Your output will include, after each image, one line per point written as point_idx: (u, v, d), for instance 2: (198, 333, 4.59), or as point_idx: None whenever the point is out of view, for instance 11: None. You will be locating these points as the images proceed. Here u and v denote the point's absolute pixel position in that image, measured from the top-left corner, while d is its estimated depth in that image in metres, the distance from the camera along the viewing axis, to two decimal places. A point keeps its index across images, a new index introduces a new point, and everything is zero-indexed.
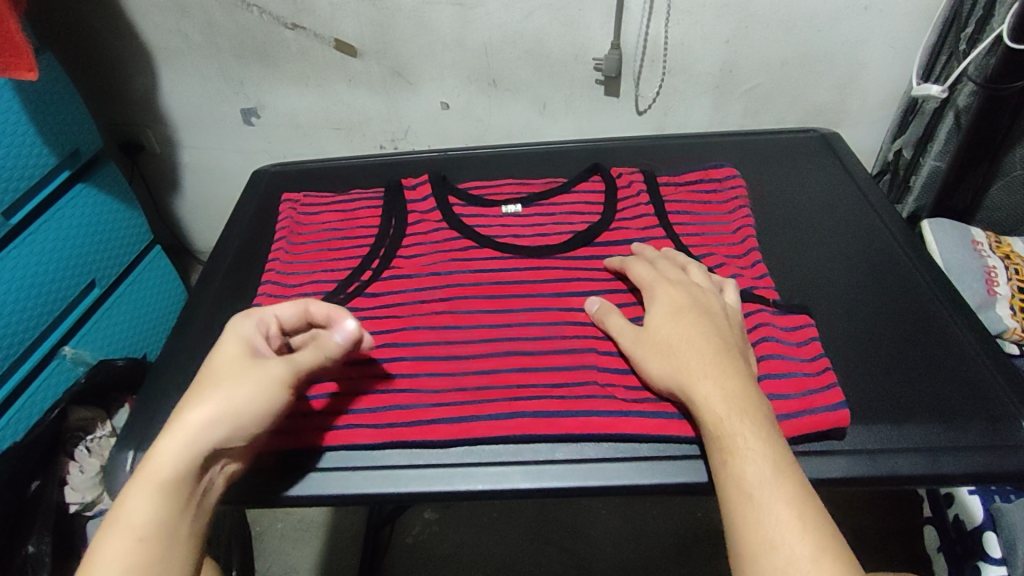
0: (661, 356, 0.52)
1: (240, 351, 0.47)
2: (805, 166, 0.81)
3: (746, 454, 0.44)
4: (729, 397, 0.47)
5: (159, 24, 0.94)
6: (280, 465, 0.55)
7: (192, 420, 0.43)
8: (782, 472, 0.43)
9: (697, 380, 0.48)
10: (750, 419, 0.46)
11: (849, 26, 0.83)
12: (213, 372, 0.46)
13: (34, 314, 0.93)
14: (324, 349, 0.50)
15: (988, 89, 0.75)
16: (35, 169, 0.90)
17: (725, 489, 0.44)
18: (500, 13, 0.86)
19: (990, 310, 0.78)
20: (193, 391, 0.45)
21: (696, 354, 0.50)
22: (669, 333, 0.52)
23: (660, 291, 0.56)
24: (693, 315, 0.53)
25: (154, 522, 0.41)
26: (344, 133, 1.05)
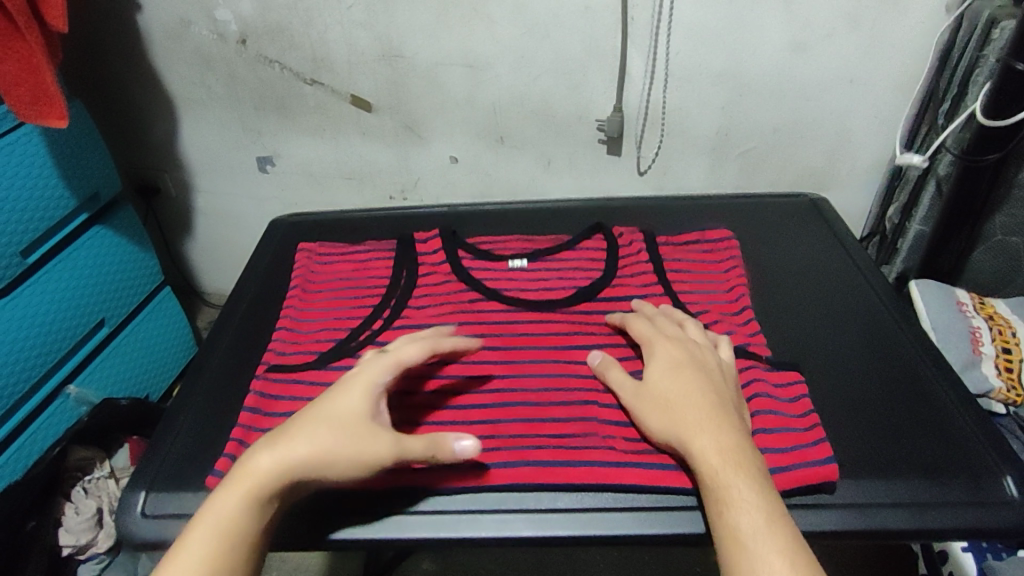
0: (659, 410, 0.54)
1: (364, 405, 0.51)
2: (797, 228, 0.84)
3: (741, 506, 0.46)
4: (725, 451, 0.49)
5: (184, 76, 0.99)
6: (304, 510, 0.57)
7: (292, 443, 0.48)
8: (777, 522, 0.45)
9: (694, 433, 0.51)
10: (745, 474, 0.48)
11: (838, 97, 0.89)
12: (331, 410, 0.50)
13: (41, 352, 0.95)
14: (437, 445, 0.52)
15: (967, 159, 0.80)
16: (55, 210, 0.93)
17: (721, 541, 0.46)
18: (509, 75, 0.92)
19: (976, 369, 0.81)
20: (312, 422, 0.49)
21: (694, 408, 0.52)
22: (668, 387, 0.55)
23: (659, 346, 0.59)
24: (691, 370, 0.56)
25: (240, 524, 0.45)
26: (356, 183, 1.09)
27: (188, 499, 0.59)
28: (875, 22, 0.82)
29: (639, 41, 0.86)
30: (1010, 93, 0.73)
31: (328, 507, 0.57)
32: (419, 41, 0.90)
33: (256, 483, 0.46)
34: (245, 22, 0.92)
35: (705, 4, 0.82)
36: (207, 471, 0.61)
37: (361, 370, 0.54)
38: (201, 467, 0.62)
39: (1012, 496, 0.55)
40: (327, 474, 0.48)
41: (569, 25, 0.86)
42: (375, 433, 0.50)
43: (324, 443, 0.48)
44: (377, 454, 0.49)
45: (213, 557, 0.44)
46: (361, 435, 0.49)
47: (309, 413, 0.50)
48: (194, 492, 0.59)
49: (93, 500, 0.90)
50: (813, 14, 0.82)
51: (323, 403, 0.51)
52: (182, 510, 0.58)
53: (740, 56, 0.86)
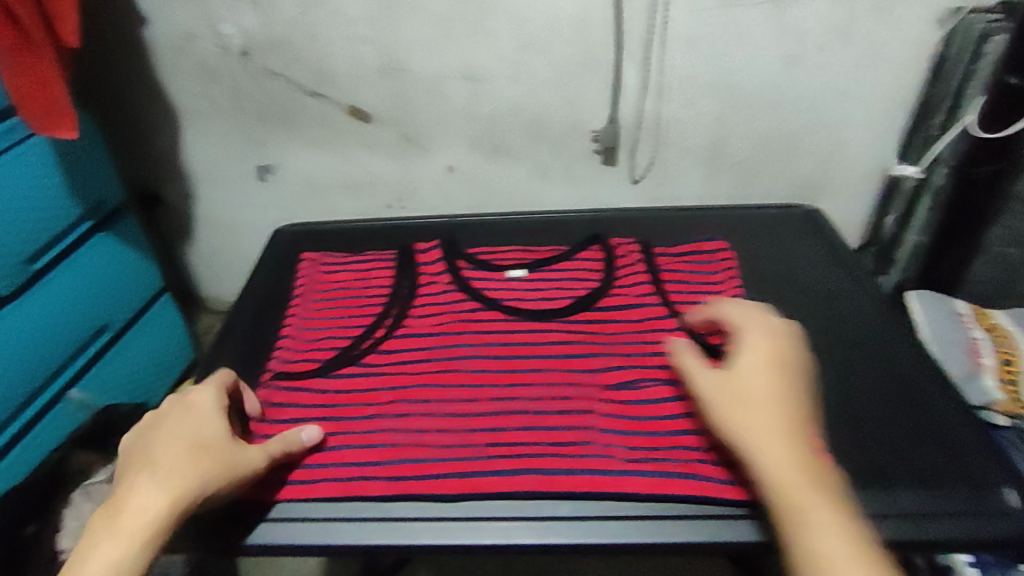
0: (734, 398, 0.49)
1: (219, 422, 0.54)
2: (794, 238, 0.85)
3: (819, 531, 0.41)
4: (800, 467, 0.44)
5: (189, 88, 1.00)
6: (231, 514, 0.57)
7: (170, 476, 0.48)
8: (864, 554, 0.40)
9: (761, 441, 0.46)
10: (824, 495, 0.43)
11: (834, 109, 0.89)
12: (192, 440, 0.51)
13: (42, 360, 0.95)
14: (289, 440, 0.58)
15: (960, 171, 0.80)
16: (59, 219, 0.93)
17: (797, 557, 0.41)
18: (507, 87, 0.92)
19: (977, 381, 0.80)
20: (181, 456, 0.49)
21: (769, 410, 0.47)
22: (743, 385, 0.50)
23: (742, 339, 0.54)
24: (773, 371, 0.50)
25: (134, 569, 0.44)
26: (356, 194, 1.09)
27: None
28: (871, 35, 0.83)
29: (636, 53, 0.87)
30: (1006, 106, 0.73)
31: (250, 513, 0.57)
32: (420, 55, 0.91)
33: (142, 523, 0.45)
34: (249, 35, 0.93)
35: (702, 18, 0.83)
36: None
37: (196, 392, 0.56)
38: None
39: (1012, 506, 0.55)
40: (211, 499, 0.49)
41: (566, 38, 0.87)
42: (236, 451, 0.52)
43: (206, 471, 0.49)
44: (250, 466, 0.53)
45: None
46: (232, 452, 0.52)
47: (165, 448, 0.50)
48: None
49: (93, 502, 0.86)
50: (809, 28, 0.83)
51: (172, 429, 0.51)
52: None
53: (736, 69, 0.87)
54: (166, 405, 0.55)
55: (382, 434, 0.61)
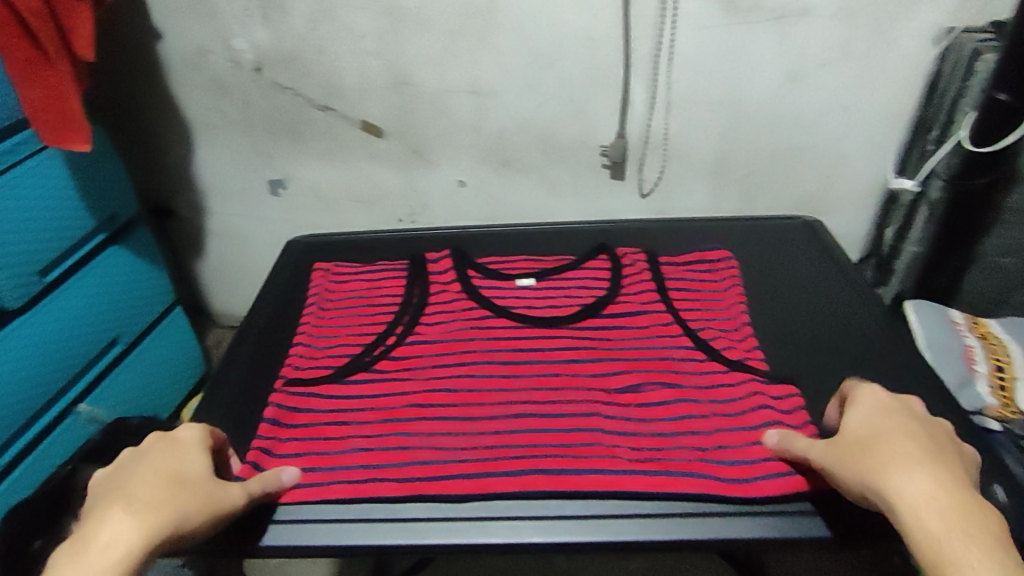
0: (856, 461, 0.49)
1: (201, 462, 0.54)
2: (795, 248, 0.86)
3: (967, 552, 0.40)
4: (937, 514, 0.43)
5: (200, 102, 1.03)
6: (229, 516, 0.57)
7: (144, 498, 0.47)
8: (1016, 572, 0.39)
9: (893, 475, 0.46)
10: (975, 547, 0.40)
11: (833, 124, 0.92)
12: (166, 477, 0.50)
13: (53, 371, 0.96)
14: (268, 480, 0.57)
15: (957, 183, 0.83)
16: (72, 231, 0.95)
17: None
18: (515, 102, 0.95)
19: (970, 388, 0.82)
20: (154, 488, 0.49)
21: (891, 468, 0.46)
22: (868, 434, 0.51)
23: (857, 398, 0.56)
24: (897, 422, 0.51)
25: None
26: (366, 205, 1.11)
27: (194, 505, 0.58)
28: (867, 52, 0.85)
29: (642, 70, 0.89)
30: (991, 123, 0.75)
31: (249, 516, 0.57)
32: (427, 70, 0.94)
33: (109, 542, 0.44)
34: (260, 50, 0.96)
35: (704, 35, 0.86)
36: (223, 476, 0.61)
37: (183, 434, 0.57)
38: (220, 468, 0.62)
39: (1001, 501, 0.57)
40: (184, 529, 0.48)
41: (573, 55, 0.89)
42: (213, 491, 0.52)
43: (180, 505, 0.48)
44: (227, 502, 0.52)
45: None
46: (211, 487, 0.52)
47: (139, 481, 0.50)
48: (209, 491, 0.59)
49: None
50: (807, 46, 0.86)
51: (153, 463, 0.52)
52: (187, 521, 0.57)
53: (738, 85, 0.90)
54: (147, 444, 0.55)
55: (395, 437, 0.63)
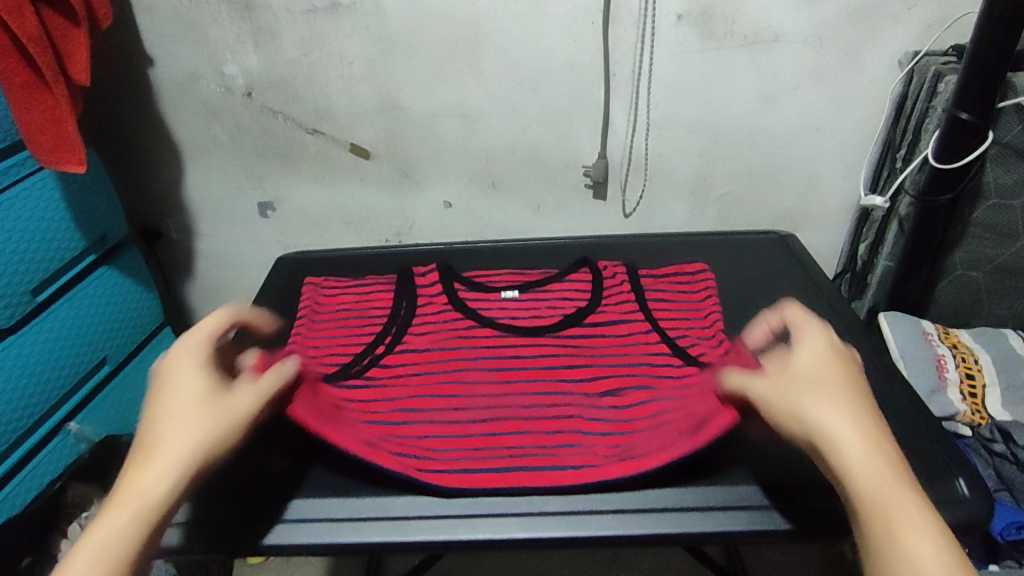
0: (800, 390, 0.49)
1: (207, 379, 0.52)
2: (769, 262, 0.90)
3: (912, 524, 0.41)
4: (873, 455, 0.44)
5: (192, 126, 1.05)
6: (221, 512, 0.58)
7: (168, 448, 0.46)
8: (952, 545, 0.41)
9: (834, 410, 0.47)
10: (902, 491, 0.43)
11: (806, 144, 0.96)
12: (182, 400, 0.50)
13: (44, 390, 0.97)
14: (277, 378, 0.57)
15: (923, 201, 0.85)
16: (64, 251, 0.97)
17: (881, 553, 0.41)
18: (500, 124, 0.98)
19: (942, 395, 0.86)
20: (176, 417, 0.48)
21: (834, 403, 0.47)
22: (813, 369, 0.51)
23: (807, 336, 0.55)
24: (840, 359, 0.52)
25: (134, 538, 0.43)
26: (354, 227, 1.14)
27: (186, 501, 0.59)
28: (836, 75, 0.89)
29: (623, 94, 0.93)
30: (957, 141, 0.79)
31: (247, 512, 0.59)
32: (414, 94, 0.97)
33: (146, 496, 0.44)
34: (252, 75, 0.98)
35: (681, 60, 0.89)
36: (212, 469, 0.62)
37: (179, 354, 0.54)
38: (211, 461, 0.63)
39: (962, 495, 0.59)
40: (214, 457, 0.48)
41: (557, 79, 0.93)
42: (237, 400, 0.51)
43: (206, 426, 0.48)
44: (245, 412, 0.51)
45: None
46: (225, 405, 0.50)
47: (159, 410, 0.49)
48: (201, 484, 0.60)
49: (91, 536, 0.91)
50: (780, 69, 0.89)
51: (163, 400, 0.50)
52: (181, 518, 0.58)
53: (715, 107, 0.93)
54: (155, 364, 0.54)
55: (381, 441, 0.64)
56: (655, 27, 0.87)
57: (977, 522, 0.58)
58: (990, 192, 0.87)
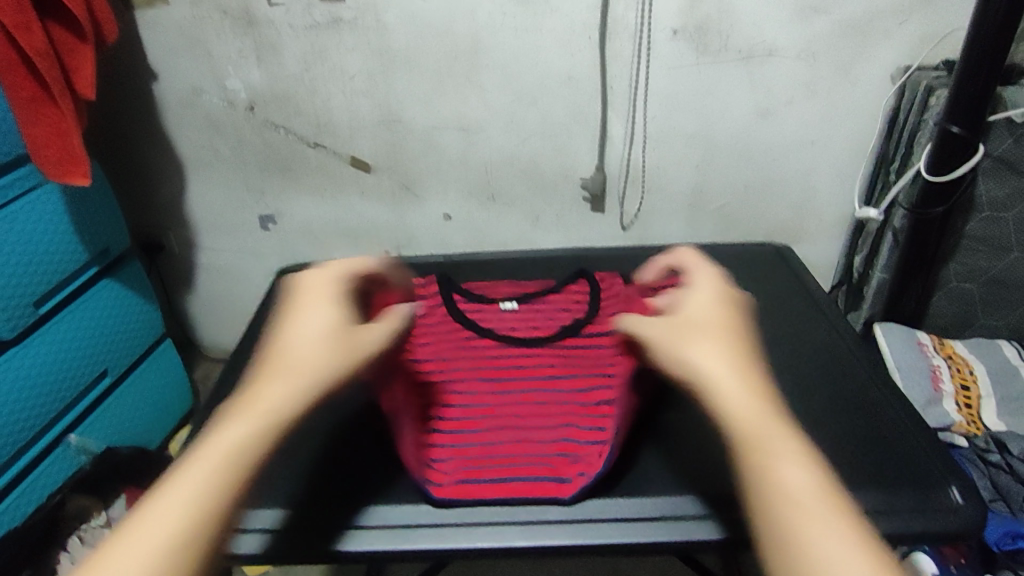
0: (685, 332, 0.42)
1: (342, 308, 0.46)
2: (765, 275, 0.91)
3: (789, 464, 0.35)
4: (754, 398, 0.37)
5: (194, 140, 1.06)
6: (304, 519, 0.60)
7: (306, 367, 0.41)
8: (831, 485, 0.35)
9: (708, 350, 0.40)
10: (786, 436, 0.36)
11: (801, 158, 0.97)
12: (308, 325, 0.44)
13: (45, 401, 0.97)
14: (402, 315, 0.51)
15: (916, 213, 0.86)
16: (67, 264, 0.98)
17: (766, 511, 0.34)
18: (499, 138, 0.99)
19: (938, 406, 0.87)
20: (298, 343, 0.42)
21: (716, 342, 0.40)
22: (697, 308, 0.44)
23: (699, 280, 0.47)
24: (731, 301, 0.45)
25: (234, 467, 0.36)
26: (354, 240, 1.15)
27: (271, 508, 0.61)
28: (830, 90, 0.91)
29: (620, 107, 0.94)
30: (947, 154, 0.80)
31: (326, 518, 0.60)
32: (414, 108, 0.98)
33: (276, 416, 0.39)
34: (254, 90, 1.00)
35: (677, 74, 0.91)
36: (289, 477, 0.64)
37: (313, 279, 0.48)
38: (293, 468, 0.65)
39: (956, 502, 0.60)
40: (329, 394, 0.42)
41: (555, 93, 0.94)
42: (365, 333, 0.45)
43: (331, 357, 0.42)
44: (369, 349, 0.45)
45: (193, 514, 0.34)
46: (358, 338, 0.45)
47: (287, 333, 0.43)
48: (286, 491, 0.62)
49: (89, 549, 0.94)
50: (774, 84, 0.91)
51: (302, 318, 0.44)
52: (265, 526, 0.60)
53: (711, 121, 0.94)
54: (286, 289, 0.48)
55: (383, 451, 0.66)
56: (651, 42, 0.88)
57: (970, 531, 0.59)
58: (982, 205, 0.88)
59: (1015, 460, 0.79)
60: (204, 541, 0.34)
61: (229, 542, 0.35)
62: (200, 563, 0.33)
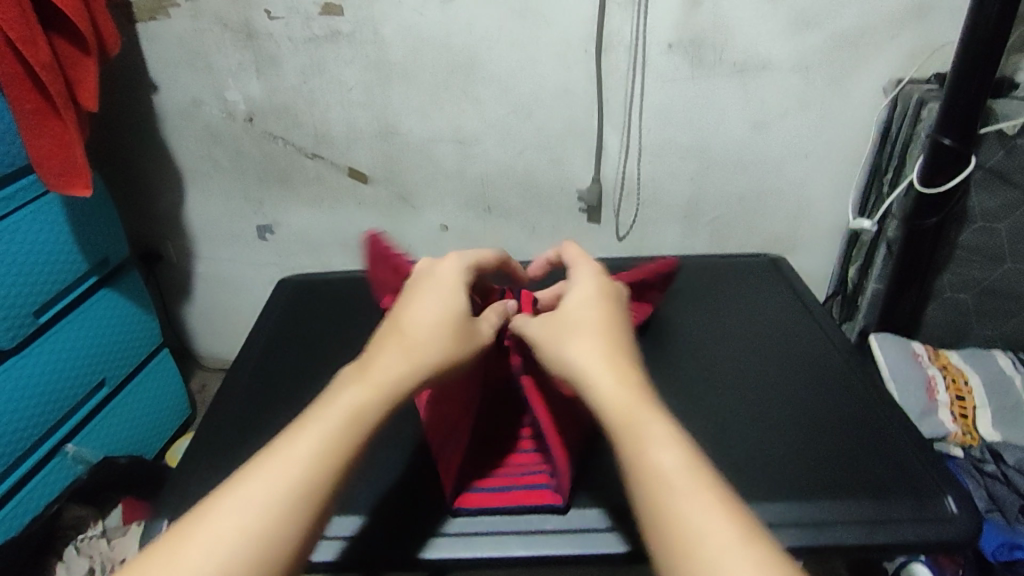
0: (566, 330, 0.52)
1: (464, 300, 0.55)
2: (761, 285, 0.92)
3: (659, 443, 0.43)
4: (624, 384, 0.47)
5: (193, 151, 1.07)
6: (386, 525, 0.60)
7: (431, 343, 0.50)
8: (692, 458, 0.43)
9: (580, 343, 0.50)
10: (652, 411, 0.45)
11: (795, 169, 0.98)
12: (439, 307, 0.53)
13: (43, 410, 0.97)
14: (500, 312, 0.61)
15: (910, 223, 0.87)
16: (67, 273, 0.98)
17: (638, 478, 0.42)
18: (496, 149, 1.00)
19: (933, 416, 0.88)
20: (436, 319, 0.52)
21: (591, 335, 0.51)
22: (573, 308, 0.55)
23: (581, 277, 0.59)
24: (605, 300, 0.55)
25: (362, 415, 0.45)
26: (352, 250, 1.15)
27: (354, 514, 0.61)
28: (824, 102, 0.92)
29: (615, 120, 0.95)
30: (939, 166, 0.81)
31: (409, 525, 0.60)
32: (412, 119, 0.99)
33: (398, 387, 0.47)
34: (253, 102, 1.00)
35: (672, 87, 0.92)
36: (371, 482, 0.64)
37: (447, 266, 0.58)
38: (378, 471, 0.65)
39: (951, 511, 0.60)
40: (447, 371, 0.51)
41: (551, 106, 0.95)
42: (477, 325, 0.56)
43: (451, 336, 0.52)
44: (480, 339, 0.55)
45: (325, 448, 0.43)
46: (473, 327, 0.54)
47: (421, 309, 0.53)
48: (367, 497, 0.63)
49: (84, 560, 0.95)
50: (768, 97, 0.92)
51: (428, 303, 0.53)
52: (345, 532, 0.60)
53: (705, 133, 0.95)
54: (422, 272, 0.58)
55: (383, 461, 0.66)
56: (646, 55, 0.89)
57: (965, 541, 0.59)
58: (975, 215, 0.89)
59: (1010, 470, 0.80)
60: (311, 497, 0.41)
61: (337, 498, 0.43)
62: (311, 512, 0.41)
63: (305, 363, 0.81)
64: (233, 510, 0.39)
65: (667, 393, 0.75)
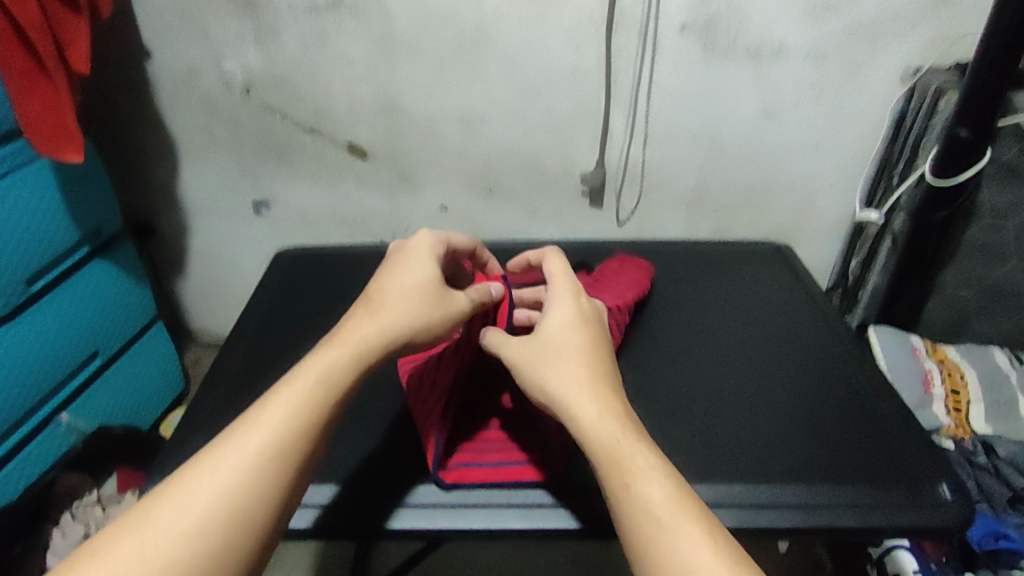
0: (552, 360, 0.52)
1: (439, 271, 0.56)
2: (764, 273, 0.91)
3: (645, 477, 0.43)
4: (613, 419, 0.47)
5: (189, 121, 1.05)
6: (361, 503, 0.59)
7: (399, 316, 0.51)
8: (680, 492, 0.43)
9: (563, 376, 0.50)
10: (640, 445, 0.46)
11: (803, 159, 0.97)
12: (407, 283, 0.54)
13: (32, 380, 0.95)
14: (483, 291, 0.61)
15: (920, 214, 0.87)
16: (55, 242, 0.95)
17: (626, 515, 0.42)
18: (500, 130, 0.98)
19: (927, 409, 0.88)
20: (399, 292, 0.53)
21: (577, 366, 0.51)
22: (555, 334, 0.54)
23: (556, 299, 0.57)
24: (588, 326, 0.55)
25: (324, 388, 0.46)
26: (348, 228, 1.13)
27: (329, 482, 0.61)
28: (836, 91, 0.90)
29: (623, 102, 0.93)
30: (953, 157, 0.80)
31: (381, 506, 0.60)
32: (416, 96, 0.97)
33: (363, 353, 0.48)
34: (251, 72, 0.98)
35: (684, 70, 0.90)
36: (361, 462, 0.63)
37: (420, 242, 0.58)
38: (347, 450, 0.64)
39: (945, 498, 0.60)
40: (422, 332, 0.52)
41: (559, 87, 0.93)
42: (452, 294, 0.56)
43: (418, 305, 0.52)
44: (457, 308, 0.55)
45: (285, 418, 0.43)
46: (451, 298, 0.55)
47: (391, 283, 0.54)
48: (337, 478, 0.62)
49: (79, 525, 0.91)
50: (781, 84, 0.90)
51: (399, 277, 0.54)
52: (319, 501, 0.60)
53: (714, 121, 0.94)
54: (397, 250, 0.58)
55: (377, 438, 0.65)
56: (658, 36, 0.88)
57: (956, 525, 0.59)
58: (984, 212, 0.88)
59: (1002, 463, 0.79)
60: (283, 461, 0.42)
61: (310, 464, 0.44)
62: (280, 482, 0.42)
63: (301, 341, 0.80)
64: (210, 472, 0.41)
65: (670, 373, 0.74)
